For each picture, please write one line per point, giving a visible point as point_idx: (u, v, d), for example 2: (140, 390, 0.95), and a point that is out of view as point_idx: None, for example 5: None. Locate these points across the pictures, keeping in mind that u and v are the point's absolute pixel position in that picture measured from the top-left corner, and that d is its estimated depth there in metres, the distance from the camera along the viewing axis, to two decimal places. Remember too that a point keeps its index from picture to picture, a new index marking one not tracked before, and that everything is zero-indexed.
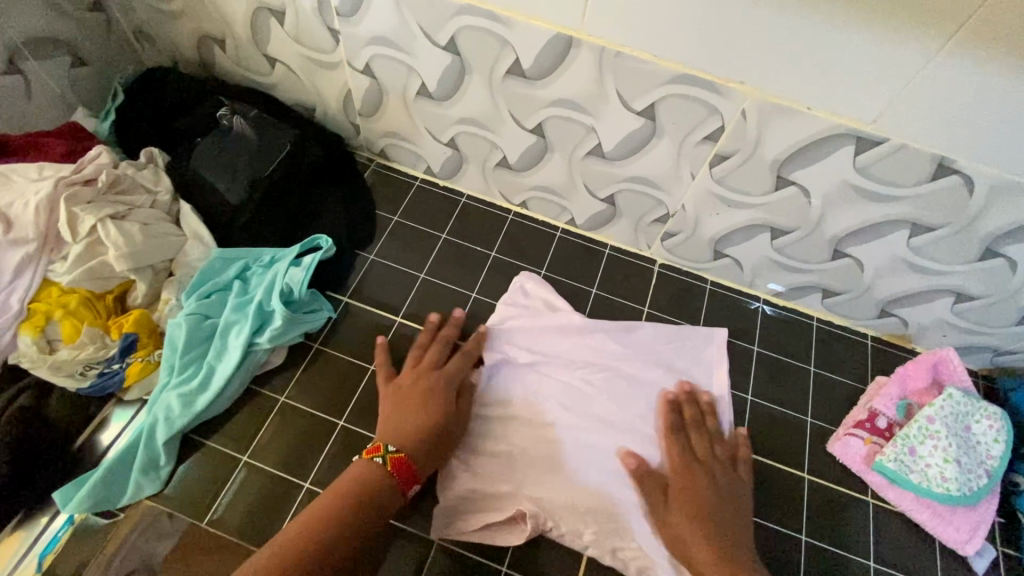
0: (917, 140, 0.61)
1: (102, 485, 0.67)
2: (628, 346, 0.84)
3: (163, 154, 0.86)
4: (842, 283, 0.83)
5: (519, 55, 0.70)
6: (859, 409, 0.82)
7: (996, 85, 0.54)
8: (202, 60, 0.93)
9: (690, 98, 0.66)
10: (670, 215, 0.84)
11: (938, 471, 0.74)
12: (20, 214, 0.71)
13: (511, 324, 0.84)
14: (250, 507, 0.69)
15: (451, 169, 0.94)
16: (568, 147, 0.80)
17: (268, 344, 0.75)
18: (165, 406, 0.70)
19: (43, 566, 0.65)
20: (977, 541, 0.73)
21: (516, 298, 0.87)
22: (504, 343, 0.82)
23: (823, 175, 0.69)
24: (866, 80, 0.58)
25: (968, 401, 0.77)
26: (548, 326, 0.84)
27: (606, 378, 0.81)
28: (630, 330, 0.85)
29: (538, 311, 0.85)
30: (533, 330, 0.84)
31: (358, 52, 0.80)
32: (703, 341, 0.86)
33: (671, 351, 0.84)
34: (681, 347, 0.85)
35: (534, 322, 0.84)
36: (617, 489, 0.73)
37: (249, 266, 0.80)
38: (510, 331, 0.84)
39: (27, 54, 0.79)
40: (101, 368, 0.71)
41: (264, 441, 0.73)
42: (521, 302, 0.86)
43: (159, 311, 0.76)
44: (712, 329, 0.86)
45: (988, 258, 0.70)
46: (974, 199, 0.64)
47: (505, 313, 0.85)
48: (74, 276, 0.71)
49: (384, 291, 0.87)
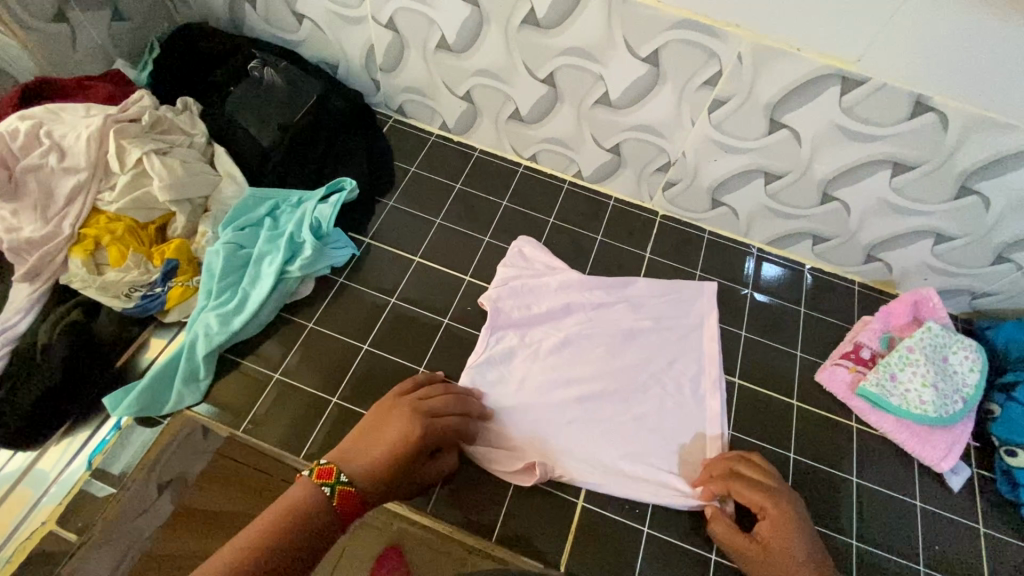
0: (896, 78, 0.67)
1: (147, 393, 0.73)
2: (626, 295, 0.89)
3: (196, 103, 0.92)
4: (831, 228, 0.90)
5: (533, 4, 0.76)
6: (845, 343, 0.88)
7: (966, 21, 0.60)
8: (232, 17, 0.99)
9: (690, 43, 0.73)
10: (671, 164, 0.90)
11: (917, 395, 0.80)
12: (73, 145, 0.77)
13: (513, 282, 0.87)
14: (284, 416, 0.75)
15: (466, 123, 1.00)
16: (577, 97, 0.86)
17: (298, 273, 0.81)
18: (204, 325, 0.76)
19: (93, 465, 0.71)
20: (952, 459, 0.79)
21: (515, 261, 0.90)
22: (509, 290, 0.87)
23: (812, 116, 0.75)
24: (849, 19, 0.64)
25: (946, 333, 0.83)
26: (550, 282, 0.88)
27: (606, 314, 0.87)
28: (627, 283, 0.90)
29: (536, 271, 0.89)
30: (532, 289, 0.87)
31: (382, 6, 0.85)
32: (694, 293, 0.91)
33: (665, 303, 0.89)
34: (675, 300, 0.90)
35: (533, 282, 0.87)
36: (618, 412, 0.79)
37: (279, 205, 0.86)
38: (514, 280, 0.88)
39: (75, 4, 0.85)
40: (144, 290, 0.76)
41: (295, 362, 0.79)
42: (520, 263, 0.90)
43: (196, 242, 0.82)
44: (703, 282, 0.92)
45: (964, 196, 0.76)
46: (949, 136, 0.70)
47: (506, 275, 0.88)
48: (121, 205, 0.77)
49: (403, 234, 0.93)
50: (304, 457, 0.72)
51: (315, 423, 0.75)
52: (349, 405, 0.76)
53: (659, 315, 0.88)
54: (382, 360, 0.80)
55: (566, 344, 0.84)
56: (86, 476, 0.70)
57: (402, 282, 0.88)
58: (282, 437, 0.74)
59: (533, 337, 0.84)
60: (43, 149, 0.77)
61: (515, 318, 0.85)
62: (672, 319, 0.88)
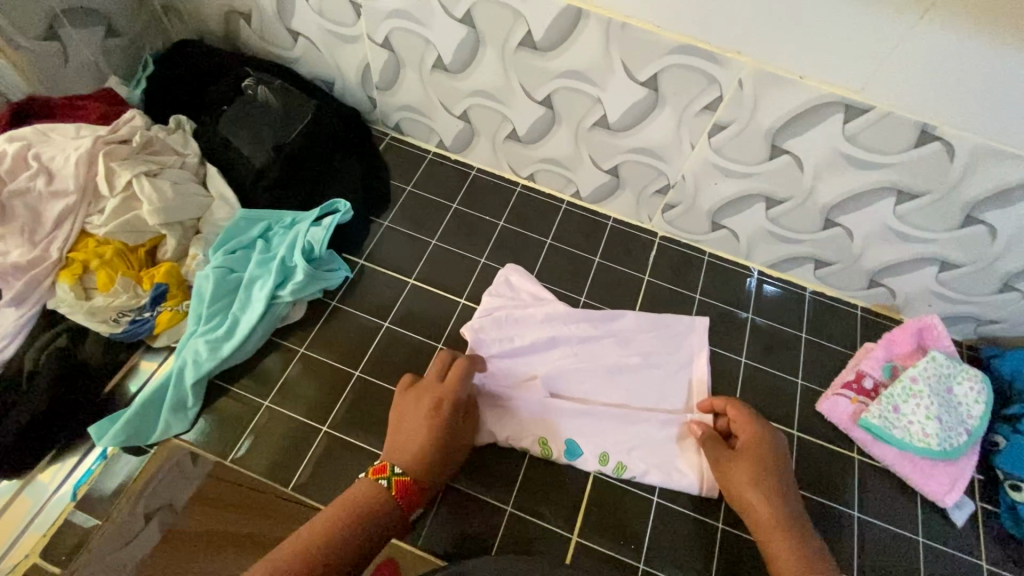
0: (902, 108, 0.65)
1: (135, 421, 0.72)
2: (614, 331, 0.87)
3: (189, 121, 0.91)
4: (834, 253, 0.88)
5: (531, 27, 0.75)
6: (846, 372, 0.86)
7: (975, 50, 0.58)
8: (227, 33, 0.98)
9: (690, 69, 0.71)
10: (670, 186, 0.89)
11: (920, 427, 0.78)
12: (61, 167, 0.76)
13: (498, 313, 0.86)
14: (273, 446, 0.74)
15: (462, 141, 0.98)
16: (574, 118, 0.84)
17: (290, 298, 0.79)
18: (193, 351, 0.75)
19: (78, 495, 0.70)
20: (956, 493, 0.77)
21: (502, 291, 0.89)
22: (493, 320, 0.85)
23: (815, 143, 0.73)
24: (853, 48, 0.62)
25: (950, 363, 0.81)
26: (536, 313, 0.86)
27: (591, 347, 0.85)
28: (614, 318, 0.88)
29: (523, 302, 0.87)
30: (517, 320, 0.85)
31: (378, 25, 0.84)
32: (686, 329, 0.89)
33: (653, 341, 0.87)
34: (668, 337, 0.88)
35: (519, 313, 0.86)
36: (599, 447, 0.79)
37: (271, 227, 0.85)
38: (499, 310, 0.86)
39: (67, 23, 0.84)
40: (132, 315, 0.75)
41: (286, 388, 0.78)
42: (507, 293, 0.88)
43: (187, 265, 0.80)
44: (695, 318, 0.90)
45: (969, 225, 0.75)
46: (954, 166, 0.68)
47: (492, 304, 0.87)
48: (110, 228, 0.76)
49: (397, 255, 0.92)
50: (292, 488, 0.71)
51: (305, 453, 0.73)
52: (339, 433, 0.75)
53: (650, 348, 0.86)
54: (373, 387, 0.79)
55: (552, 378, 0.83)
56: (70, 507, 0.69)
57: (395, 305, 0.87)
58: (271, 467, 0.72)
59: (517, 369, 0.83)
60: (31, 172, 0.76)
61: (499, 347, 0.83)
62: (659, 355, 0.86)
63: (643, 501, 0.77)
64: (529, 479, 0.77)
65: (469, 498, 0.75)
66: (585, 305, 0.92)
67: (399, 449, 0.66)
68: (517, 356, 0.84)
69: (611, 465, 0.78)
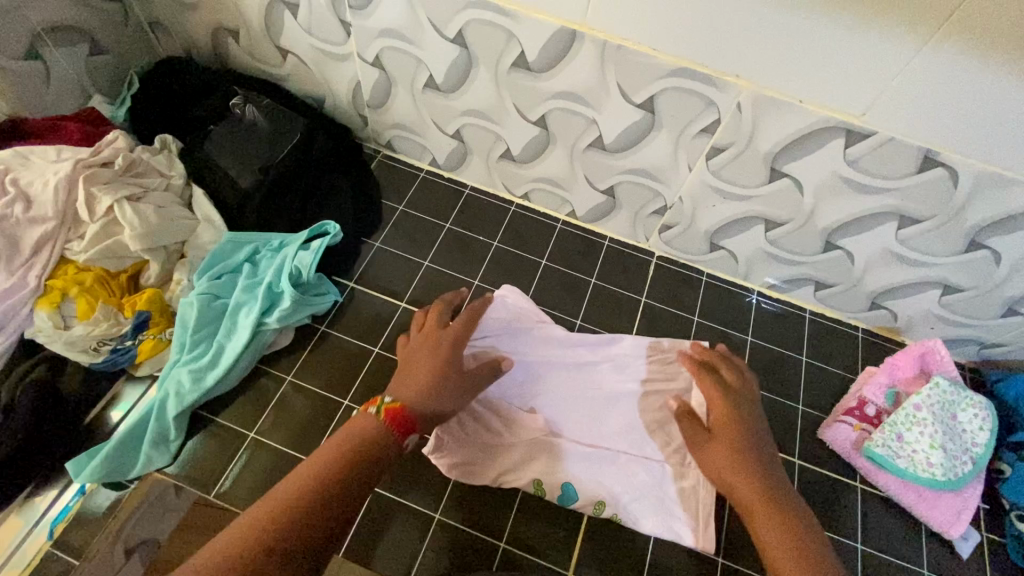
0: (903, 134, 0.64)
1: (115, 456, 0.69)
2: (612, 356, 0.85)
3: (176, 141, 0.89)
4: (834, 275, 0.86)
5: (524, 48, 0.73)
6: (849, 398, 0.84)
7: (980, 76, 0.57)
8: (216, 51, 0.96)
9: (688, 92, 0.69)
10: (667, 207, 0.87)
11: (924, 456, 0.76)
12: (40, 193, 0.73)
13: (493, 334, 0.84)
14: (257, 479, 0.71)
15: (455, 159, 0.97)
16: (569, 139, 0.83)
17: (276, 325, 0.77)
18: (176, 382, 0.72)
19: (55, 534, 0.67)
20: (962, 524, 0.76)
21: (497, 311, 0.86)
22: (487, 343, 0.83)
23: (816, 167, 0.71)
24: (855, 74, 0.61)
25: (955, 390, 0.79)
26: (532, 335, 0.85)
27: (589, 372, 0.84)
28: (612, 342, 0.87)
29: (518, 321, 0.86)
30: (513, 341, 0.84)
31: (368, 44, 0.82)
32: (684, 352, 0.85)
33: (654, 364, 0.85)
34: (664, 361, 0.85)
35: (515, 334, 0.85)
36: (600, 477, 0.76)
37: (258, 250, 0.82)
38: (494, 335, 0.84)
39: (48, 41, 0.82)
40: (114, 344, 0.73)
41: (271, 419, 0.75)
42: (503, 312, 0.86)
43: (171, 290, 0.78)
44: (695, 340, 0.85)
45: (974, 250, 0.73)
46: (958, 193, 0.67)
47: (487, 325, 0.85)
48: (90, 255, 0.74)
49: (388, 277, 0.89)
50: None
51: None
52: None
53: (646, 374, 0.84)
54: None
55: (549, 405, 0.81)
56: (46, 546, 0.66)
57: (386, 329, 0.84)
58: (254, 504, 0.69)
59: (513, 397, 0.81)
60: (7, 197, 0.73)
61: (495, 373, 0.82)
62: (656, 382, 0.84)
63: (641, 534, 0.74)
64: (521, 511, 0.75)
65: (464, 530, 0.73)
66: (581, 329, 0.90)
67: (406, 378, 0.62)
68: (510, 383, 0.82)
69: (606, 514, 0.75)
